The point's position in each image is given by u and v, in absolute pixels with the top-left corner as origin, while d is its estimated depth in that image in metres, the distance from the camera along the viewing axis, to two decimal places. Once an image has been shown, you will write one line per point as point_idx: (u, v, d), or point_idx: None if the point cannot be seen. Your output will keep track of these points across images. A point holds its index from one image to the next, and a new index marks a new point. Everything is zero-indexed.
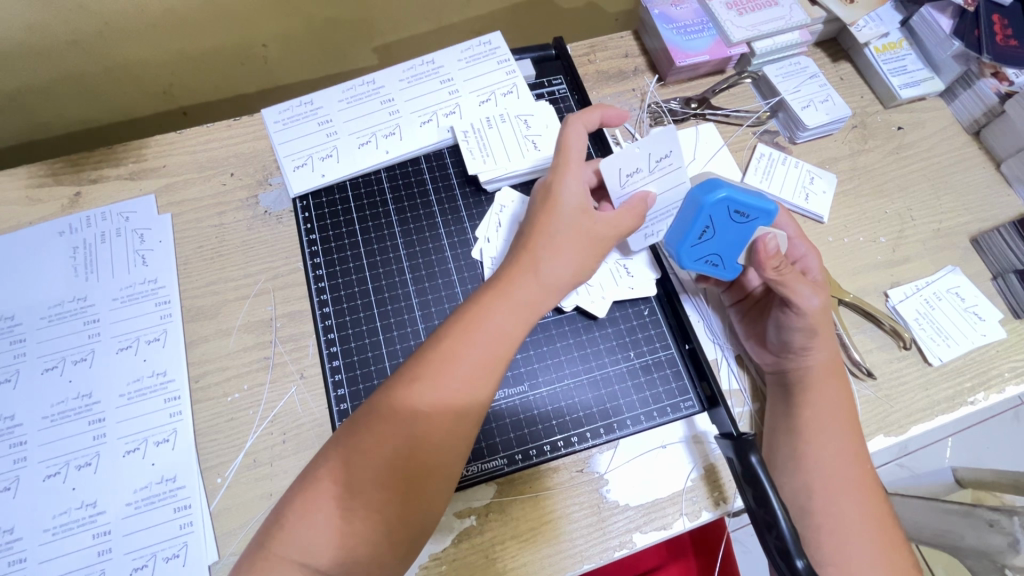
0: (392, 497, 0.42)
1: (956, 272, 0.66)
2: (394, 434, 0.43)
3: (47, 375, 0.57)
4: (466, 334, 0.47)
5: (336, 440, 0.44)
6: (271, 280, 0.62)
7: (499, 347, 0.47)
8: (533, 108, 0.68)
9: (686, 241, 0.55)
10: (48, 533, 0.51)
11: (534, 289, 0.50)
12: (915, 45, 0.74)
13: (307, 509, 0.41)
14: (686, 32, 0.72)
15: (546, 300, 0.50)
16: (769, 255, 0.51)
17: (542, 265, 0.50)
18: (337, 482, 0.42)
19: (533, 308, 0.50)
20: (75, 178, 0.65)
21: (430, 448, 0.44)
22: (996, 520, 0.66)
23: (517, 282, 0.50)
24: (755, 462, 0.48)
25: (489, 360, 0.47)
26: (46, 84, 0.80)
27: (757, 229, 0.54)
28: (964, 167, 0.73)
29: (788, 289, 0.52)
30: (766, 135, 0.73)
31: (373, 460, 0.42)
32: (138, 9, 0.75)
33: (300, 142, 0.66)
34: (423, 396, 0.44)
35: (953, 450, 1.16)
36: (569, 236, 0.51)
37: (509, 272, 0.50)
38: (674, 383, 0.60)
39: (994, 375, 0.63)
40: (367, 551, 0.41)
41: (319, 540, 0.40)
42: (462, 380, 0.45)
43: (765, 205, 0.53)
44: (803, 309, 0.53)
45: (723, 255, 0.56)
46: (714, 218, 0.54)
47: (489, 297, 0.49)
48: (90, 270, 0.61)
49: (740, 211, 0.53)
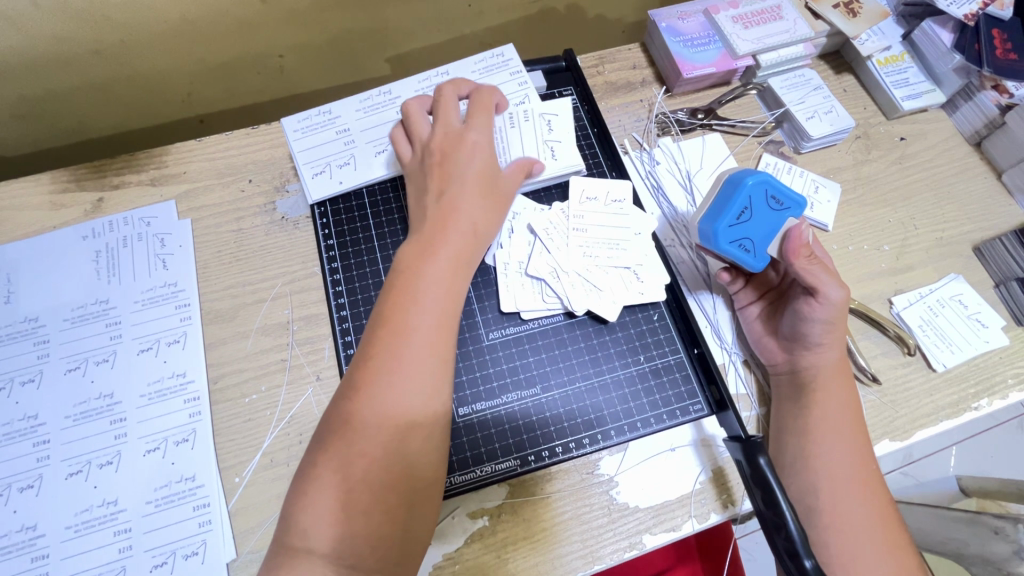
0: (385, 483, 0.45)
1: (959, 280, 0.68)
2: (370, 424, 0.46)
3: (70, 375, 0.58)
4: (409, 303, 0.50)
5: (323, 441, 0.46)
6: (288, 284, 0.63)
7: (439, 305, 0.51)
8: (556, 111, 0.69)
9: (724, 220, 0.56)
10: (70, 530, 0.52)
11: (464, 242, 0.55)
12: (916, 58, 0.76)
13: (311, 504, 0.44)
14: (693, 45, 0.74)
15: (475, 247, 0.55)
16: (800, 245, 0.55)
17: (462, 217, 0.55)
18: (331, 480, 0.44)
19: (463, 260, 0.54)
20: (98, 184, 0.66)
21: (404, 431, 0.46)
22: (1000, 527, 0.67)
23: (443, 242, 0.54)
24: (763, 464, 0.49)
25: (436, 323, 0.50)
26: (69, 92, 0.81)
27: (787, 219, 0.57)
28: (966, 178, 0.74)
29: (814, 279, 0.55)
30: (772, 145, 0.75)
31: (361, 453, 0.45)
32: (160, 23, 0.76)
33: (318, 150, 0.68)
34: (380, 374, 0.47)
35: (957, 459, 1.17)
36: (479, 188, 0.57)
37: (435, 233, 0.54)
38: (683, 387, 0.61)
39: (998, 381, 0.64)
40: (373, 533, 0.44)
41: (325, 530, 0.43)
42: (414, 352, 0.48)
43: (795, 196, 0.56)
44: (826, 298, 0.55)
45: (756, 240, 0.56)
46: (753, 199, 0.56)
47: (422, 259, 0.52)
48: (112, 273, 0.63)
49: (776, 197, 0.56)
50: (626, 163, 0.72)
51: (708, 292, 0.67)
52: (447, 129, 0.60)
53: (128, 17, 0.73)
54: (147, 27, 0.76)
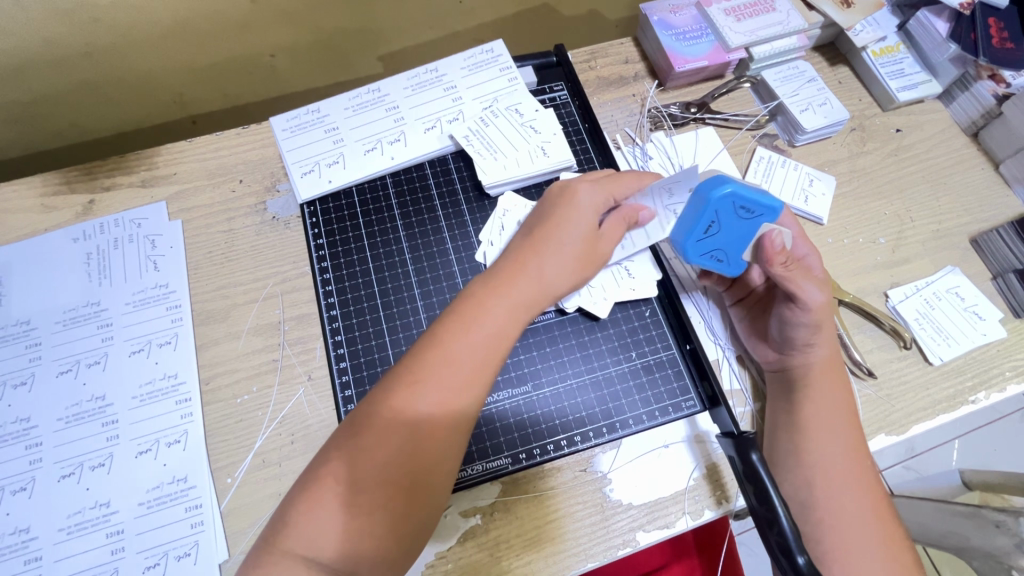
0: (399, 493, 0.43)
1: (956, 272, 0.67)
2: (395, 431, 0.44)
3: (61, 377, 0.58)
4: (465, 331, 0.48)
5: (337, 438, 0.45)
6: (279, 284, 0.63)
7: (493, 346, 0.48)
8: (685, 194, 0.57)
9: (691, 236, 0.55)
10: (63, 532, 0.53)
11: (533, 291, 0.51)
12: (912, 48, 0.75)
13: (313, 506, 0.42)
14: (685, 38, 0.73)
15: (541, 301, 0.52)
16: (777, 251, 0.53)
17: (539, 267, 0.52)
18: (341, 477, 0.42)
19: (529, 308, 0.51)
20: (89, 186, 0.66)
21: (429, 449, 0.44)
22: (1002, 521, 0.65)
23: (515, 284, 0.51)
24: (755, 459, 0.49)
25: (484, 358, 0.47)
26: (61, 94, 0.81)
27: (761, 224, 0.54)
28: (963, 169, 0.73)
29: (794, 285, 0.53)
30: (766, 138, 0.74)
31: (381, 460, 0.43)
32: (150, 21, 0.76)
33: (307, 149, 0.68)
34: (421, 392, 0.45)
35: (959, 452, 1.16)
36: (579, 251, 0.54)
37: (508, 275, 0.51)
38: (675, 383, 0.61)
39: (995, 374, 0.63)
40: (372, 545, 0.42)
41: (329, 537, 0.41)
42: (461, 379, 0.46)
43: (770, 202, 0.52)
44: (808, 304, 0.54)
45: (728, 251, 0.56)
46: (720, 213, 0.53)
47: (487, 293, 0.50)
48: (103, 275, 0.62)
49: (746, 207, 0.52)
50: (618, 159, 0.72)
51: (701, 292, 0.66)
52: (567, 180, 0.58)
53: (119, 16, 0.73)
54: (138, 27, 0.76)
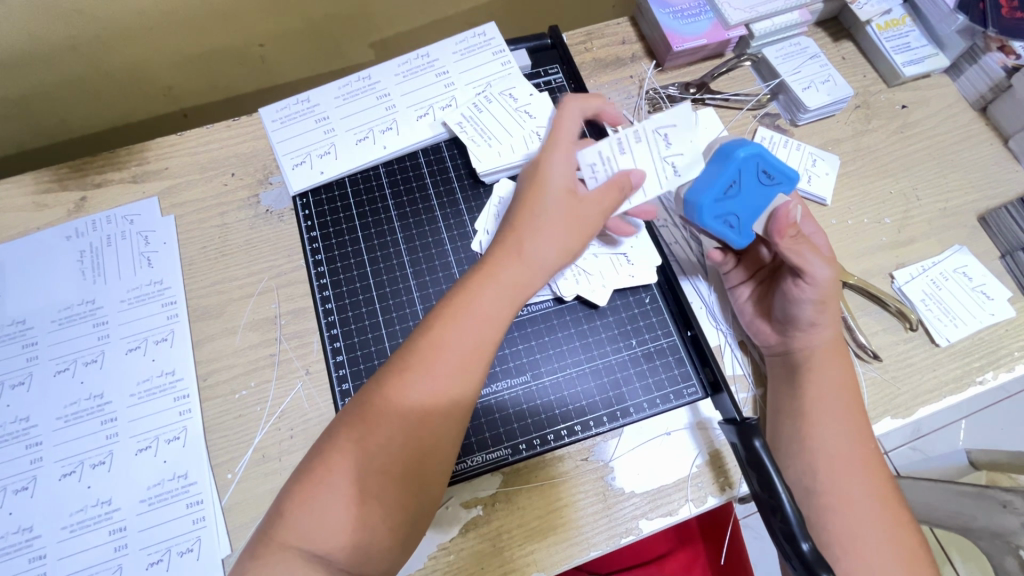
0: (396, 481, 0.43)
1: (963, 252, 0.65)
2: (391, 421, 0.44)
3: (59, 376, 0.58)
4: (454, 319, 0.48)
5: (336, 429, 0.44)
6: (274, 278, 0.62)
7: (484, 332, 0.48)
8: (674, 116, 0.55)
9: (710, 196, 0.52)
10: (66, 530, 0.53)
11: (520, 273, 0.50)
12: (918, 21, 0.73)
13: (309, 498, 0.41)
14: (682, 16, 0.71)
15: (529, 279, 0.51)
16: (788, 224, 0.52)
17: (527, 247, 0.51)
18: (342, 466, 0.42)
19: (519, 289, 0.50)
20: (81, 183, 0.66)
21: (424, 436, 0.44)
22: (1009, 501, 0.64)
23: (504, 266, 0.50)
24: (758, 446, 0.48)
25: (476, 345, 0.47)
26: (48, 89, 0.80)
27: (777, 195, 0.53)
28: (971, 144, 0.71)
29: (801, 260, 0.53)
30: (766, 118, 0.72)
31: (377, 449, 0.43)
32: (135, 13, 0.74)
33: (298, 140, 0.67)
34: (416, 382, 0.45)
35: (966, 432, 1.15)
36: (564, 225, 0.51)
37: (496, 256, 0.51)
38: (676, 369, 0.60)
39: (1004, 354, 0.62)
40: (368, 535, 0.41)
41: (325, 528, 0.41)
42: (453, 366, 0.46)
43: (790, 171, 0.52)
44: (815, 279, 0.53)
45: (742, 217, 0.54)
46: (743, 174, 0.52)
47: (475, 280, 0.50)
48: (97, 273, 0.62)
49: (767, 172, 0.52)
50: None
51: (703, 277, 0.65)
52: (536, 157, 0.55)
53: (102, 8, 0.72)
54: (124, 18, 0.74)
